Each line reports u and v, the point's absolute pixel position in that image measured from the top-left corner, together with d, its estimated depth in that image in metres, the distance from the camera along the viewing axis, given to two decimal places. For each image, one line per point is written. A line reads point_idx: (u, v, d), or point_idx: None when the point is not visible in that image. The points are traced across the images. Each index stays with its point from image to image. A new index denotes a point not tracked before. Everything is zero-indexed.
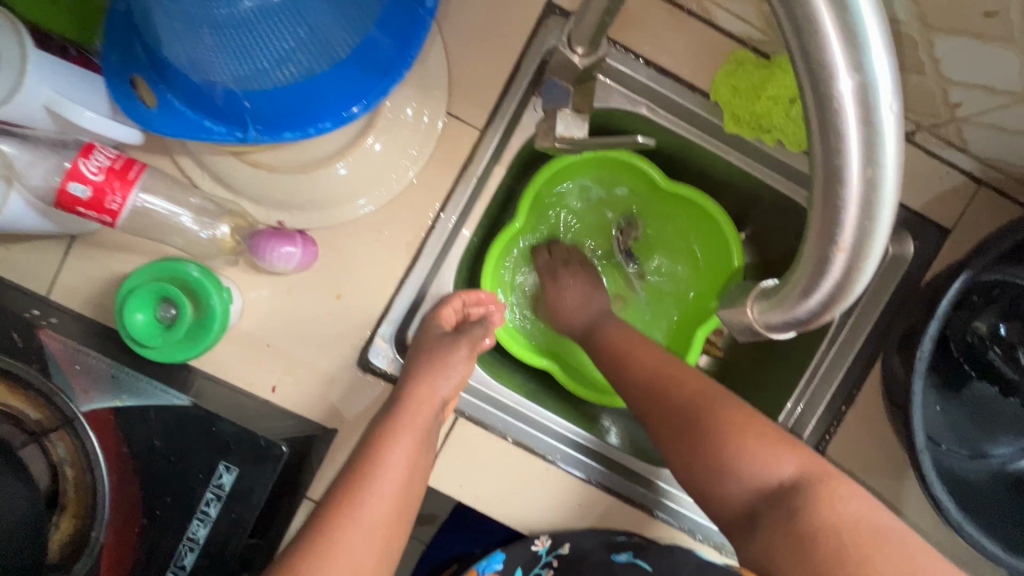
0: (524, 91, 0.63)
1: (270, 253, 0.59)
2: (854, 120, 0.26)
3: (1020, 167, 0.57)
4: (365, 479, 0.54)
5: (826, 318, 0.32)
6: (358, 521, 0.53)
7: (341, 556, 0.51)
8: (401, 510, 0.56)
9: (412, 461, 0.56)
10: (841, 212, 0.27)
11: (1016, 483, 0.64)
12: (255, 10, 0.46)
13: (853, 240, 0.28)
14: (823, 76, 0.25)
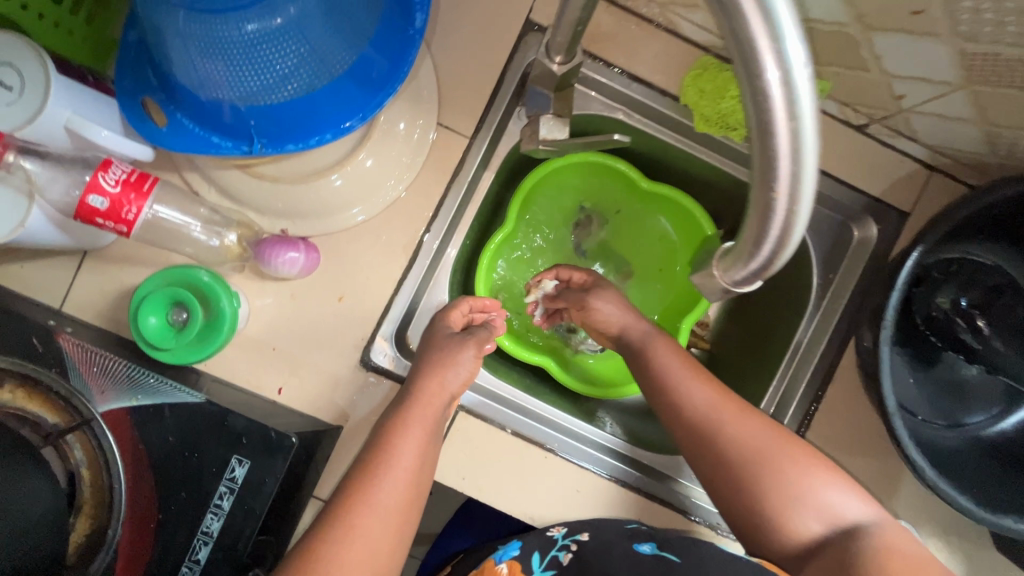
0: (509, 101, 0.68)
1: (275, 259, 0.63)
2: (781, 105, 0.27)
3: (965, 153, 0.63)
4: (378, 466, 0.53)
5: (780, 260, 0.33)
6: (373, 509, 0.51)
7: (357, 542, 0.49)
8: (414, 499, 0.54)
9: (423, 449, 0.55)
10: (775, 178, 0.29)
11: (990, 450, 0.67)
12: (259, 32, 0.51)
13: (789, 187, 0.29)
14: (744, 38, 0.26)
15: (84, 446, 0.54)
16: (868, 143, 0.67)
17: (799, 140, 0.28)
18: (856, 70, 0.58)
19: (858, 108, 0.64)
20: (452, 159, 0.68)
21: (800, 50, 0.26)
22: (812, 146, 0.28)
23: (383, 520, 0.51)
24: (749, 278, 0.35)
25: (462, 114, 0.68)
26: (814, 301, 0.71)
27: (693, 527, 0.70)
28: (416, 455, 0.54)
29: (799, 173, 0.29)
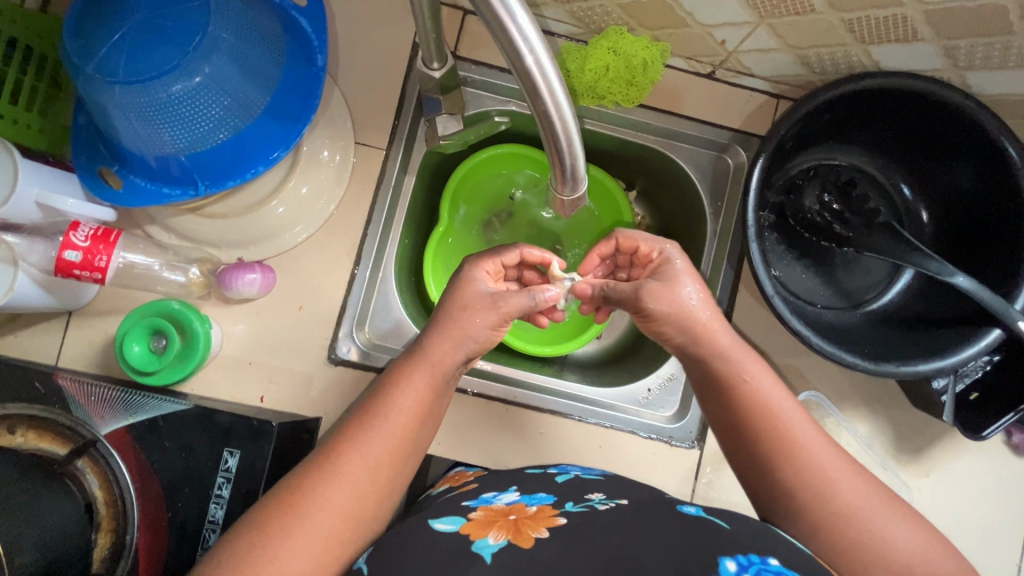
0: (414, 113, 0.80)
1: (236, 282, 0.72)
2: (532, 65, 0.40)
3: (794, 77, 0.75)
4: (378, 414, 0.57)
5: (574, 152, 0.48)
6: (367, 452, 0.55)
7: (346, 483, 0.53)
8: (406, 451, 0.58)
9: (423, 403, 0.59)
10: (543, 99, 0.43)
11: (884, 319, 0.77)
12: (183, 91, 0.61)
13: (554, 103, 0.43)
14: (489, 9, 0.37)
15: (93, 468, 0.61)
16: (720, 87, 0.80)
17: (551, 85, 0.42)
18: (682, 28, 0.70)
19: (700, 59, 0.76)
20: (375, 170, 0.79)
21: (527, 20, 0.38)
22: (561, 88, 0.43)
23: (372, 469, 0.55)
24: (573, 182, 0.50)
25: (375, 131, 0.79)
26: (711, 227, 0.82)
27: (651, 443, 0.79)
28: (414, 407, 0.58)
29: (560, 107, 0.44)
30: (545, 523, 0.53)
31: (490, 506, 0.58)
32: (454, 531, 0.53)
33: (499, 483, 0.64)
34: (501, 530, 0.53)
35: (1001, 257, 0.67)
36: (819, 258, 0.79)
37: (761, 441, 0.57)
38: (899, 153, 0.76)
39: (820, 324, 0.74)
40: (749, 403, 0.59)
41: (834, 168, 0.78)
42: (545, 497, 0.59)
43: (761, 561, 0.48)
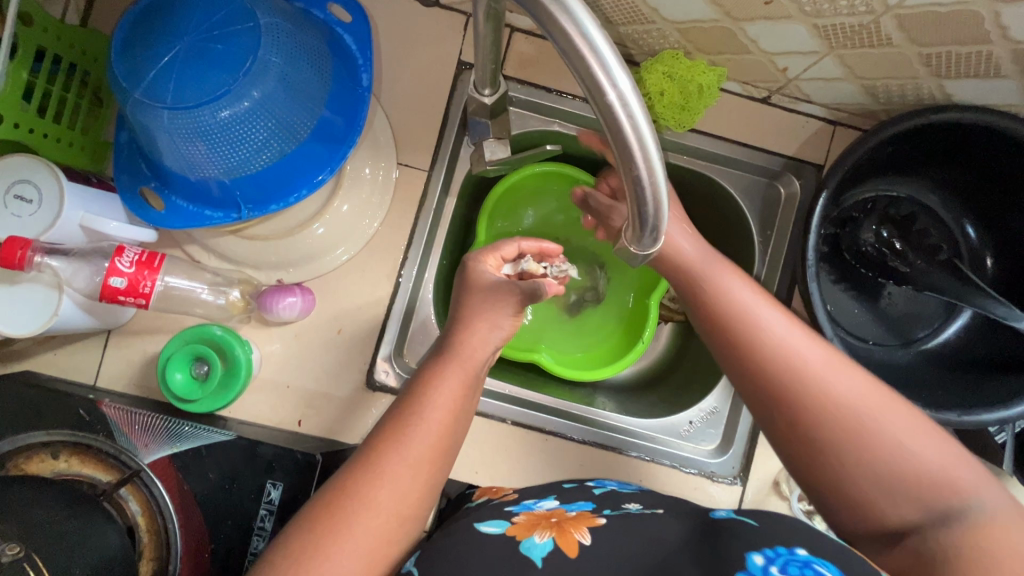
0: (456, 133, 0.78)
1: (277, 306, 0.71)
2: (626, 122, 0.35)
3: (855, 105, 0.72)
4: (411, 415, 0.54)
5: (661, 218, 0.41)
6: (408, 451, 0.52)
7: (386, 483, 0.51)
8: (443, 451, 0.55)
9: (457, 400, 0.56)
10: (632, 159, 0.37)
11: (939, 359, 0.75)
12: (231, 117, 0.60)
13: (644, 163, 0.37)
14: (579, 58, 0.34)
15: (137, 496, 0.60)
16: (774, 111, 0.77)
17: (647, 152, 0.36)
18: (743, 54, 0.67)
19: (756, 84, 0.74)
20: (417, 191, 0.77)
21: (619, 68, 0.34)
22: (657, 152, 0.37)
23: (413, 469, 0.52)
24: (651, 242, 0.44)
25: (417, 152, 0.77)
26: (760, 255, 0.79)
27: (691, 479, 0.78)
28: (451, 406, 0.55)
29: (654, 169, 0.38)
30: (586, 524, 0.52)
31: (532, 510, 0.56)
32: (500, 533, 0.52)
33: (537, 490, 0.62)
34: (545, 530, 0.52)
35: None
36: (873, 292, 0.77)
37: None
38: (963, 190, 0.73)
39: (874, 364, 0.72)
40: None
41: (892, 201, 0.76)
42: (585, 503, 0.58)
43: (789, 552, 0.47)
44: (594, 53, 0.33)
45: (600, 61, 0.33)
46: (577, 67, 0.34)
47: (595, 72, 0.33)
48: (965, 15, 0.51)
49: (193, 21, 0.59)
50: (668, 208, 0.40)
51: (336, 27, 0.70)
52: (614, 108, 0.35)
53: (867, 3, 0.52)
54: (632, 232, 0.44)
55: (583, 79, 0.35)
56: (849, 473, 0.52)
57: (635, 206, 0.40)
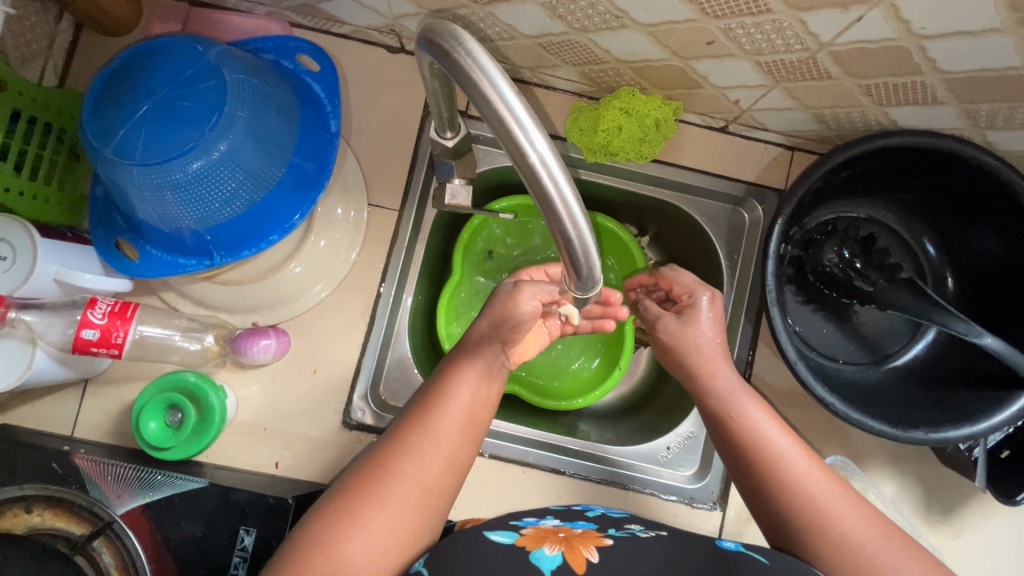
0: (425, 172, 0.80)
1: (251, 349, 0.72)
2: (547, 179, 0.37)
3: (809, 133, 0.74)
4: (441, 399, 0.57)
5: (592, 267, 0.42)
6: (431, 440, 0.54)
7: (415, 458, 0.53)
8: (468, 431, 0.56)
9: (481, 384, 0.59)
10: (555, 214, 0.38)
11: (910, 374, 0.75)
12: (202, 169, 0.62)
13: (567, 217, 0.38)
14: (499, 124, 0.36)
15: (110, 548, 0.60)
16: (733, 139, 0.79)
17: (569, 208, 0.38)
18: (696, 88, 0.70)
19: (714, 115, 0.76)
20: (388, 230, 0.79)
21: (536, 131, 0.36)
22: (581, 206, 0.39)
23: (439, 455, 0.54)
24: (590, 287, 0.44)
25: (388, 192, 0.79)
26: (728, 280, 0.81)
27: (672, 505, 0.78)
28: (473, 397, 0.58)
29: (578, 223, 0.39)
30: (594, 542, 0.53)
31: (538, 525, 0.57)
32: (510, 543, 0.52)
33: (536, 512, 0.62)
34: (554, 542, 0.52)
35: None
36: (841, 311, 0.78)
37: (798, 515, 0.55)
38: (921, 208, 0.75)
39: (843, 384, 0.73)
40: (777, 480, 0.56)
41: (853, 222, 0.77)
42: (587, 524, 0.58)
43: None
44: (512, 116, 0.36)
45: (518, 124, 0.36)
46: (498, 130, 0.37)
47: (514, 133, 0.36)
48: (895, 49, 0.53)
49: (163, 81, 0.61)
50: (600, 257, 0.42)
51: (305, 76, 0.74)
52: (534, 167, 0.37)
53: (801, 41, 0.55)
54: (570, 280, 0.44)
55: (505, 141, 0.37)
56: (826, 523, 0.53)
57: (567, 258, 0.41)
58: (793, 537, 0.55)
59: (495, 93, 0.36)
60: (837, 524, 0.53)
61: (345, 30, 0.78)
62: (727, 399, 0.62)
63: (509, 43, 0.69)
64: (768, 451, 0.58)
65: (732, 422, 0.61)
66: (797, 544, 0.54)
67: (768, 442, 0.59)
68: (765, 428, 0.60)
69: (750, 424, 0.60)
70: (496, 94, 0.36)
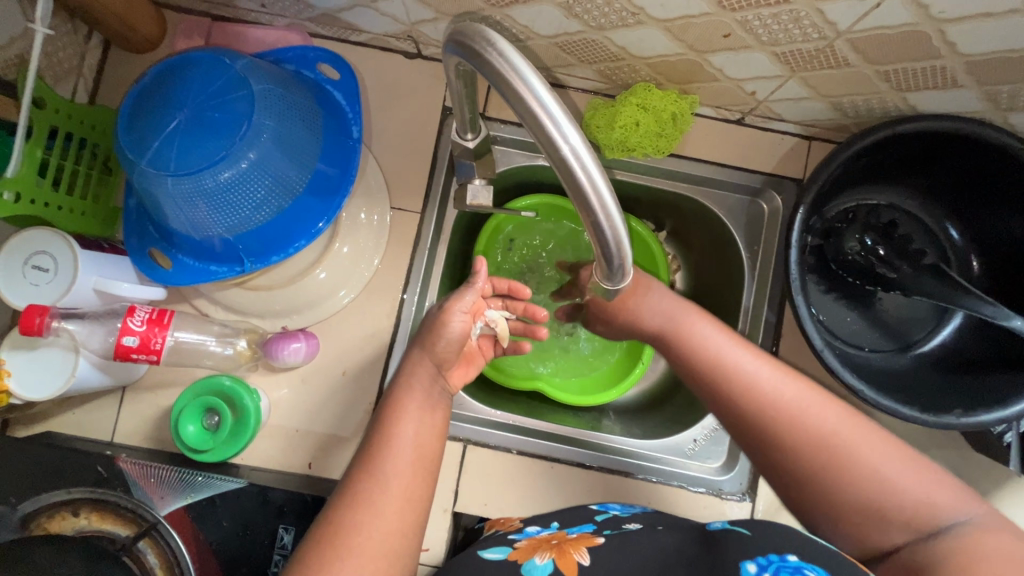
0: (445, 175, 0.81)
1: (282, 352, 0.74)
2: (580, 172, 0.38)
3: (826, 121, 0.74)
4: (381, 443, 0.54)
5: (624, 255, 0.43)
6: (382, 487, 0.51)
7: (371, 508, 0.50)
8: (421, 465, 0.54)
9: (425, 417, 0.58)
10: (590, 205, 0.40)
11: (937, 360, 0.75)
12: (232, 177, 0.64)
13: (602, 207, 0.40)
14: (534, 120, 0.37)
15: (155, 549, 0.62)
16: (750, 131, 0.79)
17: (603, 199, 0.39)
18: (712, 81, 0.71)
19: (729, 107, 0.77)
20: (411, 232, 0.80)
21: (570, 126, 0.37)
22: (614, 196, 0.40)
23: (392, 501, 0.51)
24: (621, 276, 0.46)
25: (409, 195, 0.80)
26: (750, 271, 0.81)
27: (701, 497, 0.79)
28: (418, 428, 0.56)
29: (610, 212, 0.40)
30: (585, 543, 0.54)
31: (533, 535, 0.58)
32: (502, 558, 0.53)
33: (539, 518, 0.63)
34: (546, 551, 0.53)
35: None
36: (864, 299, 0.78)
37: (812, 458, 0.52)
38: (942, 192, 0.74)
39: (869, 371, 0.73)
40: (785, 425, 0.54)
41: (873, 209, 0.77)
42: (586, 526, 0.59)
43: (780, 559, 0.46)
44: (544, 110, 0.37)
45: (551, 119, 0.37)
46: (532, 127, 0.38)
47: (547, 128, 0.37)
48: (913, 35, 0.53)
49: (194, 94, 0.63)
50: (632, 247, 0.43)
51: (326, 85, 0.76)
52: (568, 160, 0.38)
53: (818, 30, 0.55)
54: (601, 269, 0.46)
55: (539, 136, 0.38)
56: (843, 461, 0.51)
57: (600, 247, 0.43)
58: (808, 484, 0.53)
59: (529, 91, 0.37)
60: (855, 460, 0.51)
61: (364, 38, 0.80)
62: (707, 347, 0.60)
63: (525, 43, 0.70)
64: (766, 396, 0.56)
65: (727, 376, 0.58)
66: (815, 484, 0.52)
67: (768, 393, 0.56)
68: (757, 375, 0.57)
69: (742, 373, 0.57)
70: (529, 92, 0.37)
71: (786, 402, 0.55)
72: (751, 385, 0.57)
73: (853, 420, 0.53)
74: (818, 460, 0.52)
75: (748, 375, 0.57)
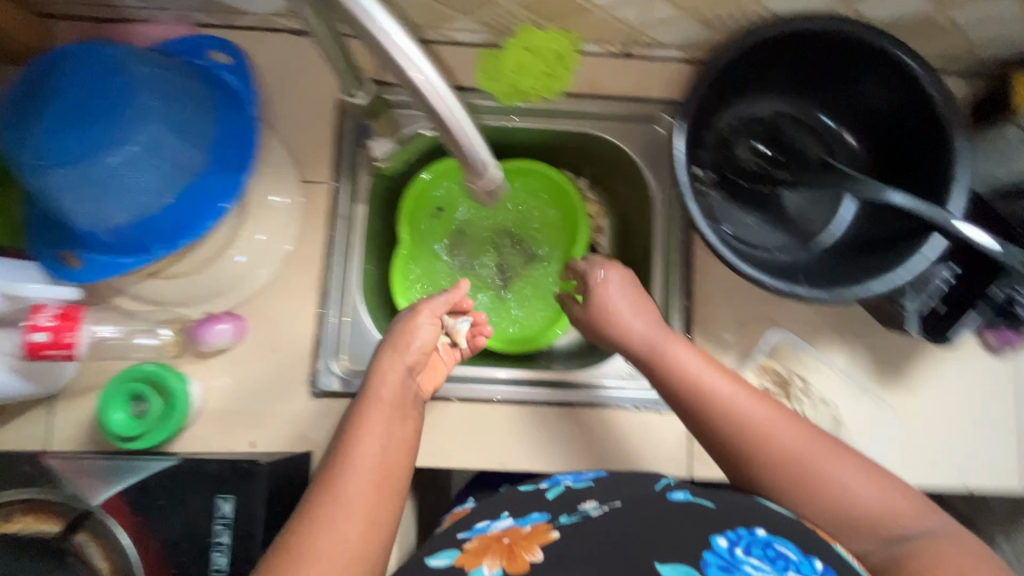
0: (351, 143, 0.82)
1: (208, 334, 0.74)
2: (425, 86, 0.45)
3: (701, 41, 0.79)
4: (342, 462, 0.56)
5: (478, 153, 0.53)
6: (340, 503, 0.53)
7: (329, 528, 0.51)
8: (383, 482, 0.56)
9: (388, 432, 0.60)
10: (439, 113, 0.48)
11: (839, 249, 0.79)
12: (122, 162, 0.64)
13: (449, 115, 0.49)
14: (377, 42, 0.43)
15: (94, 541, 0.62)
16: (636, 62, 0.83)
17: (449, 107, 0.48)
18: (586, 14, 0.74)
19: (611, 41, 0.80)
20: (324, 202, 0.81)
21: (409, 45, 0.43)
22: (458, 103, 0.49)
23: (354, 518, 0.52)
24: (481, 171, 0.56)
25: (317, 167, 0.81)
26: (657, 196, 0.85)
27: (640, 416, 0.78)
28: (382, 443, 0.58)
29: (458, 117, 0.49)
30: (538, 540, 0.55)
31: (484, 532, 0.58)
32: (449, 564, 0.54)
33: (491, 504, 0.63)
34: (495, 558, 0.54)
35: (928, 152, 0.70)
36: (765, 202, 0.81)
37: (784, 469, 0.58)
38: (820, 90, 0.78)
39: (777, 266, 0.76)
40: (748, 436, 0.60)
41: (760, 117, 0.81)
42: (539, 514, 0.59)
43: (748, 531, 0.53)
44: (382, 32, 0.42)
45: (390, 39, 0.43)
46: (374, 46, 0.43)
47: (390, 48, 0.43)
48: None
49: (74, 84, 0.63)
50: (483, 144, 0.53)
51: (218, 70, 0.77)
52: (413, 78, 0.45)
53: None
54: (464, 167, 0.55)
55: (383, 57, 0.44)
56: (834, 497, 0.57)
57: (458, 149, 0.52)
58: (777, 486, 0.58)
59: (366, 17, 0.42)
60: (835, 482, 0.57)
61: (251, 21, 0.81)
62: (652, 344, 0.67)
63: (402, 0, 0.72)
64: (720, 402, 0.62)
65: (678, 376, 0.64)
66: (780, 486, 0.58)
67: (729, 404, 0.61)
68: (713, 380, 0.63)
69: (689, 377, 0.64)
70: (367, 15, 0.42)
71: (793, 451, 0.59)
72: (731, 410, 0.61)
73: (815, 441, 0.59)
74: (802, 478, 0.57)
75: (693, 373, 0.64)
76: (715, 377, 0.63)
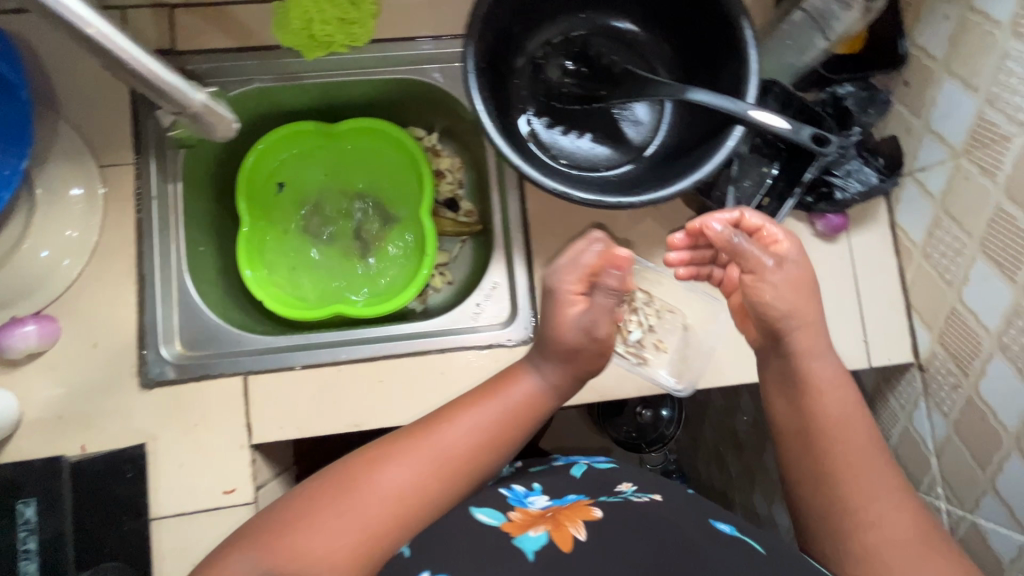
0: (149, 118, 0.77)
1: (9, 338, 0.69)
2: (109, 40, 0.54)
3: None
4: (440, 424, 0.59)
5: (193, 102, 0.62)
6: (395, 470, 0.55)
7: (376, 483, 0.54)
8: (443, 474, 0.56)
9: (491, 427, 0.59)
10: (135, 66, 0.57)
11: (664, 158, 0.79)
12: None
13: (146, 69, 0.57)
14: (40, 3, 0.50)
15: None
16: None
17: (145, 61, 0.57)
18: None
19: None
20: (128, 185, 0.76)
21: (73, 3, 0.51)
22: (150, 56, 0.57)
23: (392, 488, 0.54)
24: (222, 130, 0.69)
25: (116, 149, 0.76)
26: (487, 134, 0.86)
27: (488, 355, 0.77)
28: (471, 424, 0.59)
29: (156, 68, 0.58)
30: (582, 516, 0.53)
31: (525, 503, 0.58)
32: (495, 524, 0.54)
33: (527, 477, 0.64)
34: (540, 524, 0.53)
35: (714, 37, 0.70)
36: (588, 123, 0.81)
37: (838, 484, 0.57)
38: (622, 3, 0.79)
39: (601, 182, 0.76)
40: (835, 462, 0.57)
41: (571, 37, 0.81)
42: (576, 495, 0.58)
43: None
44: None
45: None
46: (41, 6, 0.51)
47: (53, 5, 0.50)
48: None
49: None
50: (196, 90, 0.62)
51: None
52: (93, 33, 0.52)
53: None
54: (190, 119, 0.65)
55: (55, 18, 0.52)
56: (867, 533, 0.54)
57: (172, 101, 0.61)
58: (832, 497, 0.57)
59: None
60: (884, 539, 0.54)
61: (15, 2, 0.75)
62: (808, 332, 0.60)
63: None
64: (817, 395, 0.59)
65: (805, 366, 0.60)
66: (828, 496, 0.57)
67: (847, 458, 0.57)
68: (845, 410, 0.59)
69: (805, 371, 0.60)
70: None
71: (865, 486, 0.56)
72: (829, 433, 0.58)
73: (902, 504, 0.55)
74: (849, 497, 0.56)
75: (820, 377, 0.60)
76: (814, 356, 0.61)
